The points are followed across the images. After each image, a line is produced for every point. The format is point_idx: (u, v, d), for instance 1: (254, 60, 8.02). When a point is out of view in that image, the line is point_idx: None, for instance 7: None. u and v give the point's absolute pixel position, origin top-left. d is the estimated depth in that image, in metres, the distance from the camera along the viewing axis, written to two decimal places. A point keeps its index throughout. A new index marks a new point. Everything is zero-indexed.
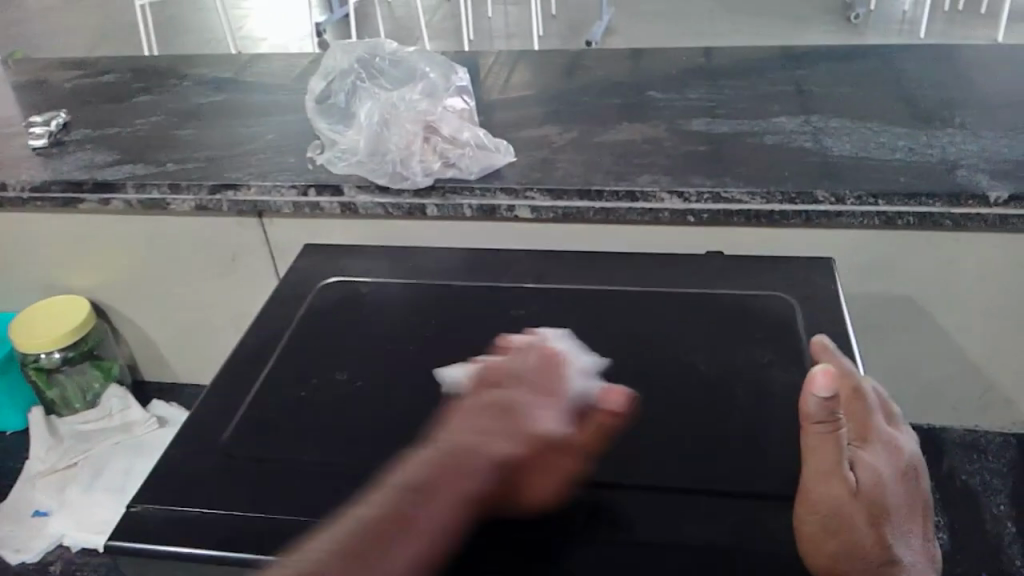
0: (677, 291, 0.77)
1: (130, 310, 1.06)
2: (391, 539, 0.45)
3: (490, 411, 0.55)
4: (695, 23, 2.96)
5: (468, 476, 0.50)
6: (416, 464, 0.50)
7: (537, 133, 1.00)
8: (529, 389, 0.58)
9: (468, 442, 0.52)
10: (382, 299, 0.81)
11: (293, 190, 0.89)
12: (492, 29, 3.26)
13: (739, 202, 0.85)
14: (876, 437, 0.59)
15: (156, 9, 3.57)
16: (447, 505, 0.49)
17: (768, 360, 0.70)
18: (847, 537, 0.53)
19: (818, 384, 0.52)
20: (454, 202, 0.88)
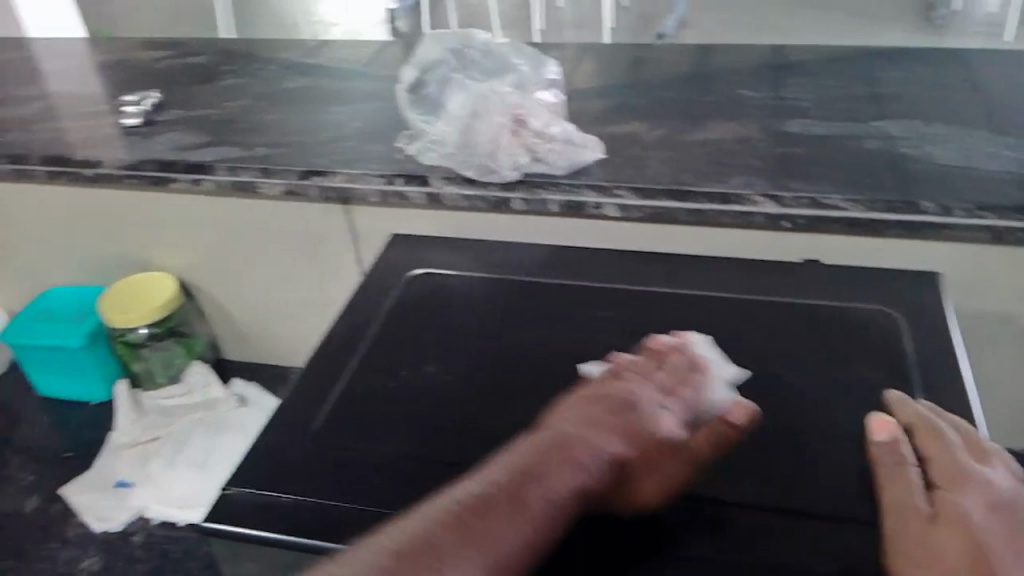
0: (772, 303, 0.77)
1: (213, 290, 1.07)
2: (475, 533, 0.51)
3: (603, 407, 0.59)
4: (764, 30, 2.95)
5: (568, 466, 0.55)
6: (516, 457, 0.56)
7: (624, 128, 0.98)
8: (634, 385, 0.61)
9: (570, 435, 0.57)
10: (468, 295, 0.80)
11: (380, 179, 0.88)
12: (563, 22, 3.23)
13: (838, 209, 0.82)
14: (961, 472, 0.57)
15: None
16: (546, 492, 0.54)
17: (872, 383, 0.68)
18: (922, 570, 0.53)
19: (877, 432, 0.61)
20: (540, 197, 0.87)
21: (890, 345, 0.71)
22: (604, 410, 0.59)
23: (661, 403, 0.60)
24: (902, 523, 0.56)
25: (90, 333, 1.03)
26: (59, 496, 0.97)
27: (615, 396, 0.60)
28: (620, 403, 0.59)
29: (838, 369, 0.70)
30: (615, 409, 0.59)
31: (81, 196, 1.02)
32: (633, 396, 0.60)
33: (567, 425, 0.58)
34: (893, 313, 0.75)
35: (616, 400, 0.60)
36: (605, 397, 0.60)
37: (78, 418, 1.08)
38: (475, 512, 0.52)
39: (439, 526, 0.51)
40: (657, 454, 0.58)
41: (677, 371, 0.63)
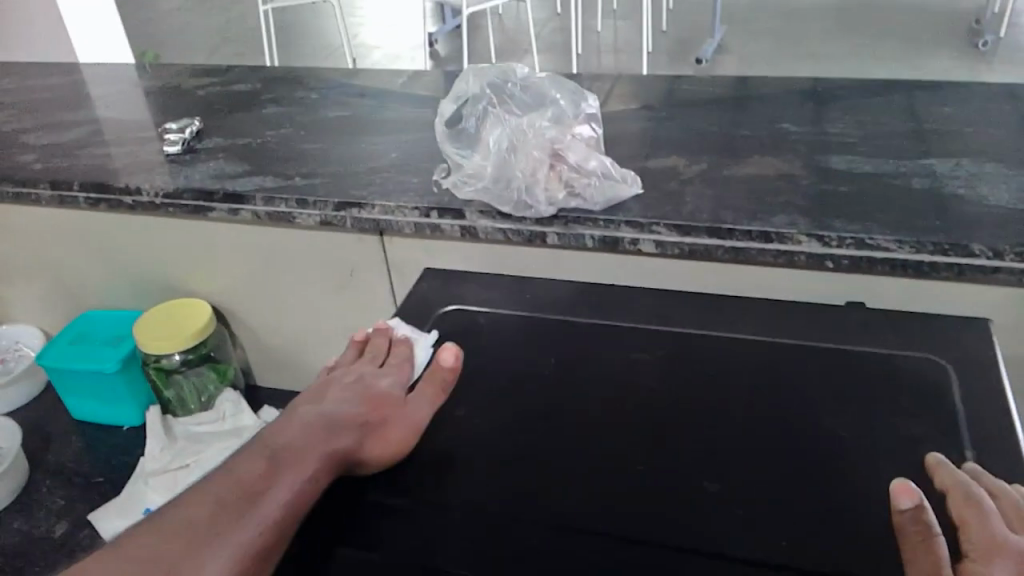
0: (814, 348, 0.75)
1: (247, 317, 1.08)
2: (235, 485, 0.61)
3: (345, 399, 0.74)
4: (802, 68, 2.97)
5: (312, 434, 0.68)
6: (271, 438, 0.67)
7: (664, 162, 0.96)
8: (344, 381, 0.76)
9: (307, 420, 0.70)
10: (498, 330, 0.81)
11: (416, 212, 0.88)
12: (600, 62, 3.28)
13: (886, 250, 0.79)
14: (994, 542, 0.56)
15: (281, 28, 3.73)
16: (301, 451, 0.65)
17: (920, 436, 0.66)
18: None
19: (903, 497, 0.56)
20: (576, 232, 0.85)
21: (937, 396, 0.69)
22: (338, 402, 0.73)
23: (381, 386, 0.75)
24: None
25: (124, 357, 1.03)
26: (88, 522, 0.97)
27: (328, 394, 0.75)
28: (326, 398, 0.74)
29: (885, 422, 0.67)
30: (350, 397, 0.74)
31: (122, 222, 1.03)
32: (356, 390, 0.75)
33: (321, 413, 0.71)
34: (941, 360, 0.72)
35: (342, 394, 0.74)
36: (314, 399, 0.75)
37: (111, 442, 1.09)
38: (259, 477, 0.62)
39: (228, 488, 0.60)
40: (385, 417, 0.71)
41: (388, 359, 0.79)
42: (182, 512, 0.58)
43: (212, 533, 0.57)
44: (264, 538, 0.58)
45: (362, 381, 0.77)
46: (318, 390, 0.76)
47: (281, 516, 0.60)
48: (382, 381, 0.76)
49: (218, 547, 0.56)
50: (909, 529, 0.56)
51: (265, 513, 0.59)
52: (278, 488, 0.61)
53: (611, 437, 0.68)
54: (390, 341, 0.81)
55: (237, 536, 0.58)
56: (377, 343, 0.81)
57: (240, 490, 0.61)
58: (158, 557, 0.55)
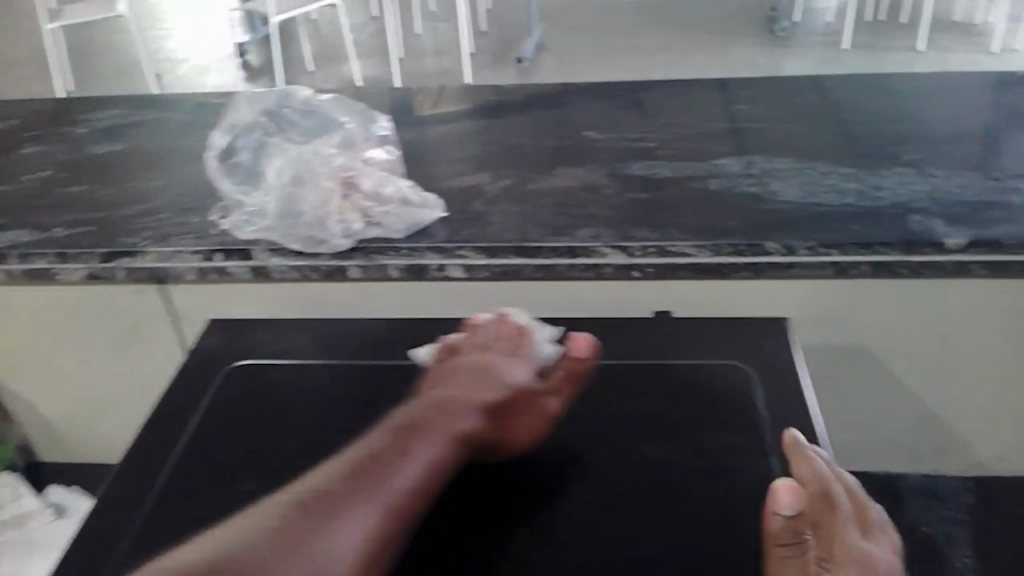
0: (625, 363, 0.74)
1: (21, 385, 0.95)
2: (350, 464, 0.53)
3: (479, 365, 0.65)
4: (620, 62, 3.05)
5: (458, 407, 0.59)
6: (409, 407, 0.59)
7: (467, 180, 0.92)
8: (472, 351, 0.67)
9: (482, 389, 0.62)
10: (297, 382, 0.73)
11: (197, 255, 0.80)
12: (423, 67, 3.23)
13: (687, 255, 0.80)
14: (850, 552, 0.53)
15: (71, 48, 3.42)
16: (439, 426, 0.57)
17: (732, 447, 0.66)
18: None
19: (782, 503, 0.56)
20: (379, 262, 0.80)
21: (744, 403, 0.70)
22: (482, 367, 0.64)
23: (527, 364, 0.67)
24: None
25: None
26: None
27: (463, 362, 0.65)
28: (460, 366, 0.65)
29: (694, 434, 0.67)
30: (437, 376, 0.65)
31: None
32: (485, 358, 0.66)
33: (481, 380, 0.63)
34: (750, 364, 0.73)
35: (497, 359, 0.66)
36: (445, 367, 0.65)
37: None
38: (376, 451, 0.54)
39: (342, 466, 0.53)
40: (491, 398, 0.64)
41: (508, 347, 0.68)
42: (294, 490, 0.51)
43: (332, 511, 0.49)
44: (394, 523, 0.50)
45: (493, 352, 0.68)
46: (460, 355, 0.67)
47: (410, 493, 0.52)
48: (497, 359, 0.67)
49: (342, 525, 0.49)
50: (779, 539, 0.55)
51: (396, 488, 0.52)
52: (400, 465, 0.53)
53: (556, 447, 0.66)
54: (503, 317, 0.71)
55: (359, 513, 0.50)
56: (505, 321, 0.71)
57: (357, 465, 0.53)
58: (265, 538, 0.47)
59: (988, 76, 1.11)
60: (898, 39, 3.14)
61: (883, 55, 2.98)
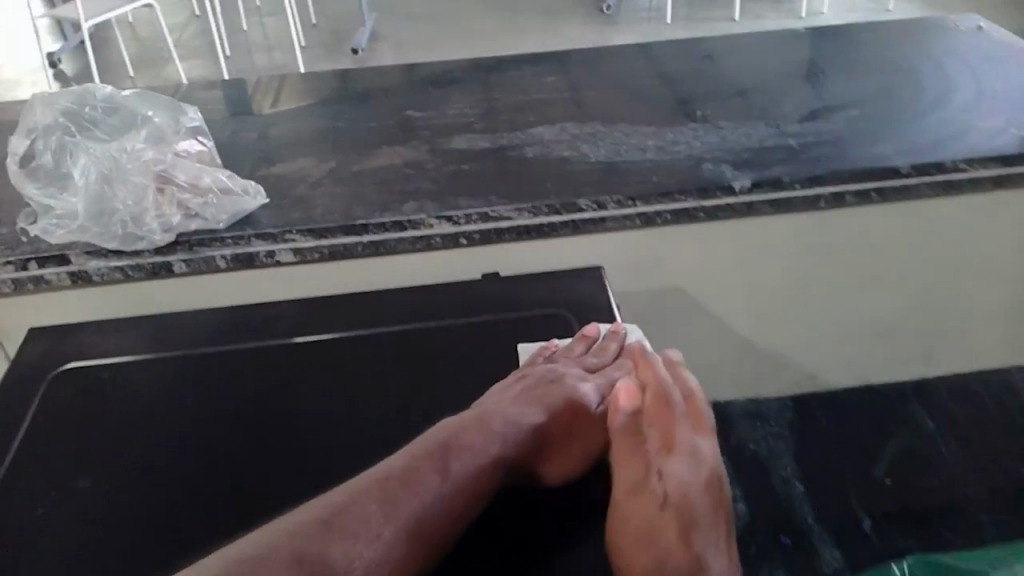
0: (453, 324, 0.74)
1: None
2: (316, 525, 0.49)
3: (552, 383, 0.64)
4: (455, 47, 3.08)
5: (468, 430, 0.57)
6: (435, 429, 0.58)
7: (289, 166, 0.93)
8: (537, 368, 0.66)
9: (469, 414, 0.59)
10: (129, 384, 0.71)
11: (9, 266, 0.78)
12: (252, 61, 3.13)
13: (507, 218, 0.85)
14: (681, 443, 0.59)
15: None
16: (488, 444, 0.57)
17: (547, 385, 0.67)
18: (648, 551, 0.52)
19: None
20: (204, 254, 0.80)
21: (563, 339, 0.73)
22: (537, 386, 0.63)
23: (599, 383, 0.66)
24: (637, 497, 0.55)
25: None
26: None
27: (545, 379, 0.64)
28: (549, 381, 0.64)
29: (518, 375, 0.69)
30: (540, 395, 0.62)
31: None
32: (556, 374, 0.65)
33: (490, 405, 0.61)
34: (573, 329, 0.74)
35: (563, 378, 0.64)
36: (534, 378, 0.64)
37: None
38: (406, 472, 0.54)
39: (300, 523, 0.50)
40: (573, 419, 0.61)
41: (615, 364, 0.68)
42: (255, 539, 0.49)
43: (321, 533, 0.49)
44: (403, 551, 0.50)
45: (584, 370, 0.67)
46: (544, 369, 0.65)
47: (430, 517, 0.52)
48: (579, 375, 0.66)
49: (342, 547, 0.49)
50: None
51: (413, 512, 0.52)
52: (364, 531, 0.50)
53: (389, 412, 0.66)
54: (576, 341, 0.71)
55: (373, 534, 0.50)
56: (574, 343, 0.71)
57: (315, 528, 0.49)
58: None
59: (769, 36, 1.23)
60: (714, 9, 3.33)
61: (701, 25, 3.16)
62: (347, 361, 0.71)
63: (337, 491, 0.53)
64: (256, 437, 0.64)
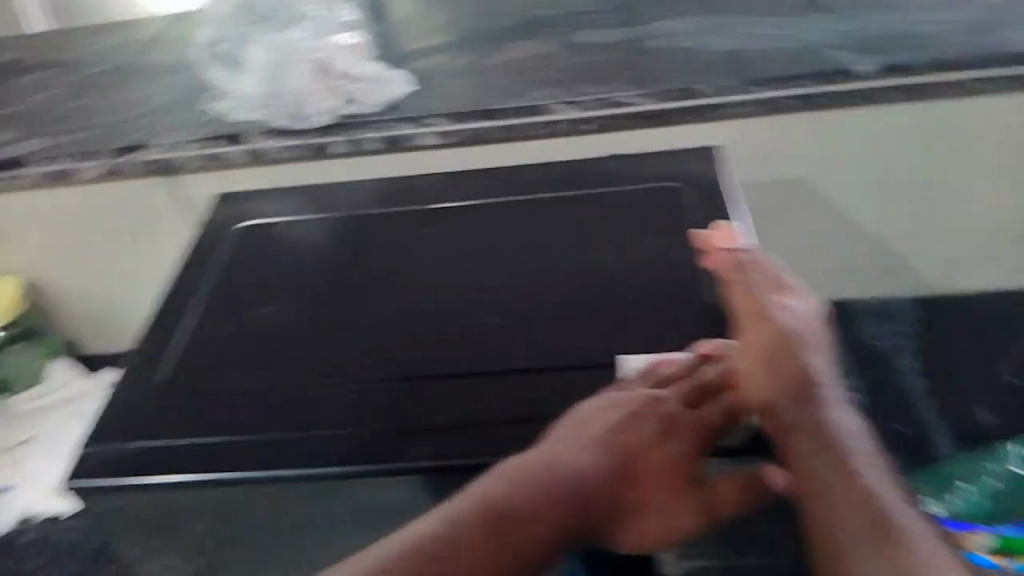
0: (577, 197, 0.81)
1: (53, 277, 1.08)
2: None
3: (640, 425, 0.60)
4: None
5: (527, 485, 0.57)
6: (501, 475, 0.57)
7: (430, 62, 0.99)
8: (636, 395, 0.61)
9: (539, 460, 0.58)
10: (297, 238, 0.83)
11: (196, 143, 0.92)
12: None
13: (628, 105, 0.90)
14: (775, 287, 0.66)
15: None
16: (543, 507, 0.57)
17: (655, 248, 0.74)
18: (768, 374, 0.60)
19: (720, 242, 0.68)
20: (357, 137, 0.91)
21: (675, 204, 0.78)
22: (618, 429, 0.60)
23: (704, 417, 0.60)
24: (757, 324, 0.62)
25: None
26: None
27: (633, 417, 0.60)
28: (632, 422, 0.60)
29: (634, 237, 0.75)
30: (616, 438, 0.60)
31: None
32: (651, 410, 0.61)
33: (563, 451, 0.58)
34: (686, 200, 0.79)
35: (657, 416, 0.60)
36: (627, 411, 0.60)
37: None
38: (451, 534, 0.56)
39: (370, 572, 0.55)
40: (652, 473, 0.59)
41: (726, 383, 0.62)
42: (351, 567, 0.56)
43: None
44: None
45: (694, 396, 0.61)
46: (643, 397, 0.61)
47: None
48: (679, 408, 0.61)
49: None
50: (729, 281, 0.66)
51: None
52: None
53: (517, 267, 0.74)
54: (692, 357, 0.63)
55: None
56: (687, 355, 0.63)
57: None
58: None
59: None
60: None
61: None
62: (478, 224, 0.80)
63: (407, 531, 0.57)
64: (395, 280, 0.75)
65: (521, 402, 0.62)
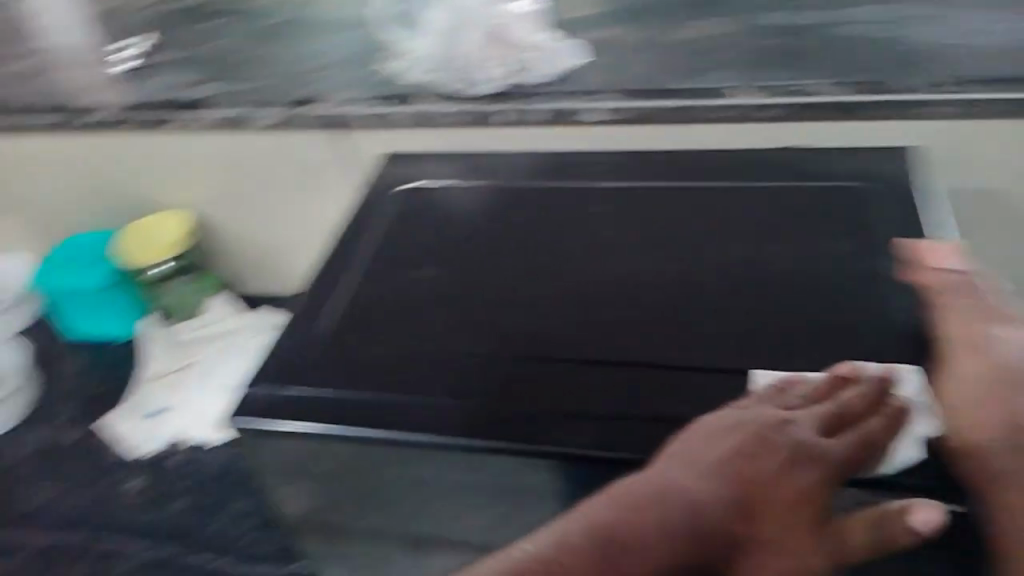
0: (751, 188, 0.80)
1: (221, 219, 1.13)
2: None
3: (769, 447, 0.53)
4: None
5: (643, 504, 0.51)
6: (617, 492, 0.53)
7: (606, 33, 0.98)
8: (764, 413, 0.56)
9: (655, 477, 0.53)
10: (464, 207, 0.86)
11: (368, 102, 0.94)
12: None
13: (817, 95, 0.83)
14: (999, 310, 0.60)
15: None
16: (662, 533, 0.50)
17: (832, 255, 0.72)
18: (971, 411, 0.56)
19: (941, 258, 0.65)
20: (525, 108, 0.90)
21: (863, 213, 0.75)
22: (747, 450, 0.53)
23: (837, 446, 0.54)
24: (969, 356, 0.59)
25: (112, 273, 1.12)
26: (95, 428, 1.09)
27: (761, 441, 0.54)
28: (761, 444, 0.53)
29: (810, 240, 0.74)
30: (745, 460, 0.53)
31: (103, 146, 1.08)
32: (782, 431, 0.54)
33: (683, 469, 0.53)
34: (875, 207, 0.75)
35: (786, 439, 0.54)
36: (751, 431, 0.54)
37: (111, 355, 1.19)
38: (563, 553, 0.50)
39: None
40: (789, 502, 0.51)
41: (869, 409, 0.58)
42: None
43: None
44: None
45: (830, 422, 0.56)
46: (771, 416, 0.55)
47: None
48: (817, 433, 0.55)
49: None
50: (944, 306, 0.62)
51: None
52: None
53: (683, 257, 0.75)
54: (831, 379, 0.60)
55: None
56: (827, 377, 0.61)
57: None
58: None
59: None
60: None
61: None
62: (644, 209, 0.80)
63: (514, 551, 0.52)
64: (562, 257, 0.78)
65: (664, 397, 0.64)
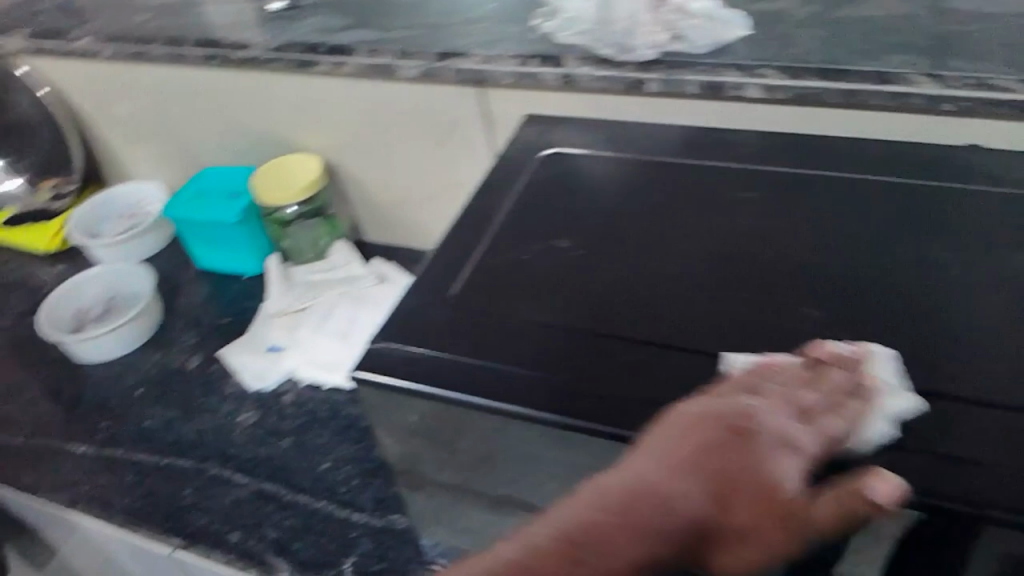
0: (913, 185, 0.74)
1: (352, 167, 1.14)
2: None
3: (725, 438, 0.53)
4: None
5: (622, 494, 0.53)
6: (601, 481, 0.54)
7: (774, 6, 0.92)
8: (731, 402, 0.55)
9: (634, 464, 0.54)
10: (602, 177, 0.82)
11: (515, 60, 0.90)
12: None
13: (1007, 91, 0.74)
14: None
15: None
16: (636, 521, 0.52)
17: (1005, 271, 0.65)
18: None
19: None
20: (678, 78, 0.84)
21: None
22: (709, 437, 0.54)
23: (802, 435, 0.53)
24: None
25: (243, 211, 1.14)
26: (216, 357, 1.12)
27: (729, 433, 0.53)
28: (726, 433, 0.53)
29: (981, 254, 0.67)
30: (710, 448, 0.53)
31: (249, 83, 1.10)
32: (742, 420, 0.54)
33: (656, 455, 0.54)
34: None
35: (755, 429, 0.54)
36: (715, 418, 0.55)
37: (234, 289, 1.22)
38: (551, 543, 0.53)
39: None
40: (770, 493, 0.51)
41: (829, 399, 0.56)
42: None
43: None
44: None
45: (793, 412, 0.55)
46: (736, 406, 0.55)
47: None
48: (780, 420, 0.54)
49: None
50: None
51: None
52: None
53: (833, 255, 0.69)
54: (806, 363, 0.59)
55: None
56: (800, 364, 0.59)
57: None
58: None
59: None
60: None
61: None
62: (796, 198, 0.75)
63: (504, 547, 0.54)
64: (702, 240, 0.74)
65: None
